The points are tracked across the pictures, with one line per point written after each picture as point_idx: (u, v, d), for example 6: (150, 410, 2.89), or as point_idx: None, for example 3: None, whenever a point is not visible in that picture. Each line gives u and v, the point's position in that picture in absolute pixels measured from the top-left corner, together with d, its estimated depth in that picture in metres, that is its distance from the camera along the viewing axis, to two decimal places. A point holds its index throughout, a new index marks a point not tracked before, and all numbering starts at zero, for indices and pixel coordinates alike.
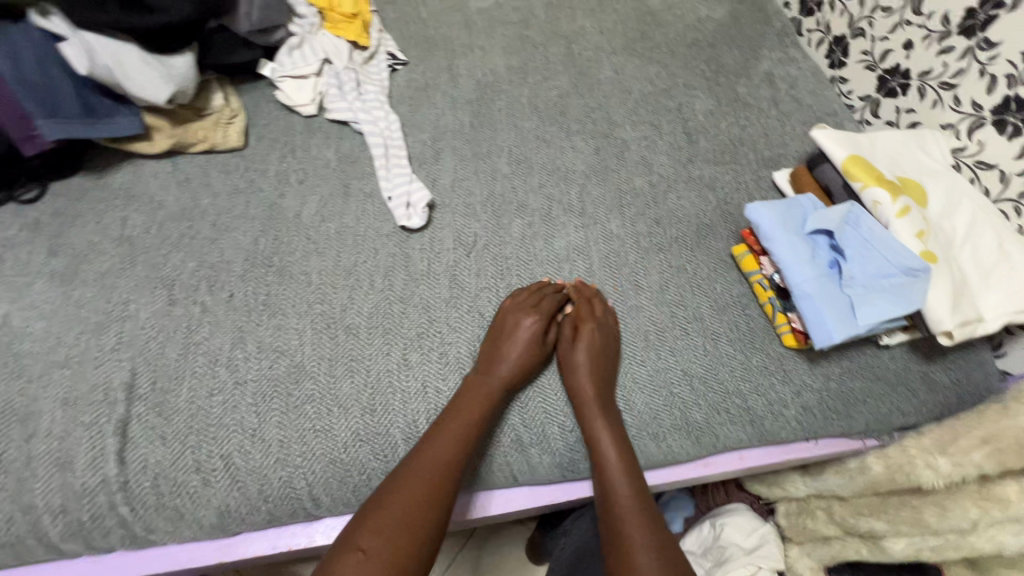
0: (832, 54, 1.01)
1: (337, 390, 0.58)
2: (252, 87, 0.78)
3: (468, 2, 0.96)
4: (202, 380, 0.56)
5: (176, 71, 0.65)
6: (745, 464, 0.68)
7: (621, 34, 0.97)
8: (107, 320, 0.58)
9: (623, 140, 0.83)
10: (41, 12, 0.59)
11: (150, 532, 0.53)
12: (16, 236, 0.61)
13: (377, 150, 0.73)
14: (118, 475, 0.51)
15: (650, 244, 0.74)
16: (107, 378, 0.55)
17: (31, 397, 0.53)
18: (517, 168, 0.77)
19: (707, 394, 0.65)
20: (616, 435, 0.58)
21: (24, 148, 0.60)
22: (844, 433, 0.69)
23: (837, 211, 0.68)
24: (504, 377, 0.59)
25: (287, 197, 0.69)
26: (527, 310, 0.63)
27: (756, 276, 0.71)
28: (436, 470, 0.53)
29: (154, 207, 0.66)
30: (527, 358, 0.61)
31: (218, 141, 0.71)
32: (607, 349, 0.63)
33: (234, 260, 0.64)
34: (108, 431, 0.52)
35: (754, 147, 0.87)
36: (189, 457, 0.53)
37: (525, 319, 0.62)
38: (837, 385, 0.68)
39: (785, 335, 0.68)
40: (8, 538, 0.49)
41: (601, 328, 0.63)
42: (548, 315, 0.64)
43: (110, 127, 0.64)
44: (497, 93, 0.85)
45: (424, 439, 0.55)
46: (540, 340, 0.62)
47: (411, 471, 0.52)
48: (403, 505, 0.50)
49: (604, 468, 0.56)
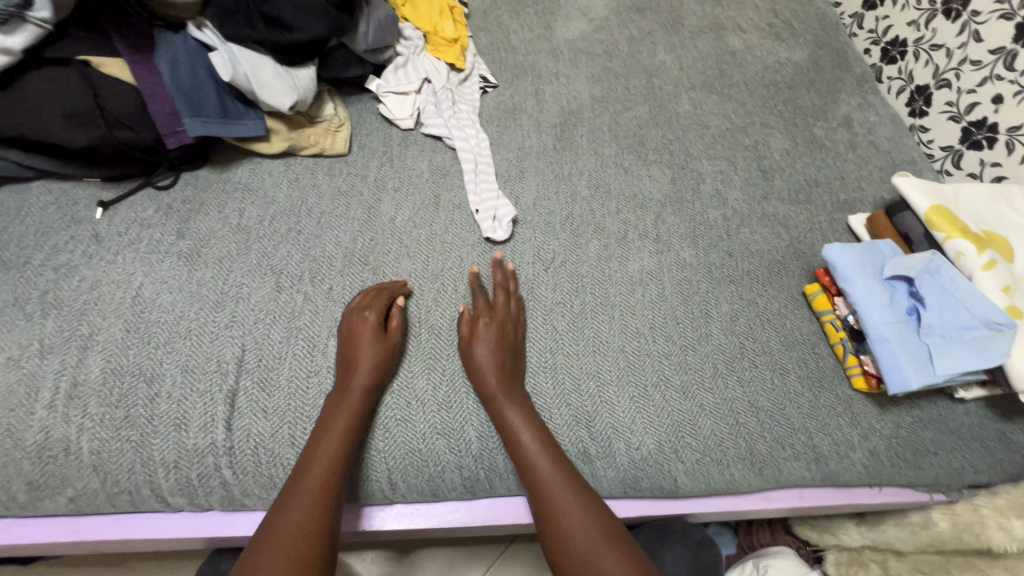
0: (913, 102, 1.01)
1: (417, 384, 0.62)
2: (356, 99, 0.85)
3: (556, 33, 1.01)
4: (301, 362, 0.61)
5: (300, 82, 0.72)
6: (806, 503, 0.68)
7: (701, 71, 1.00)
8: (223, 300, 0.64)
9: (699, 173, 0.86)
10: (198, 25, 0.67)
11: (245, 496, 0.57)
12: (151, 217, 0.68)
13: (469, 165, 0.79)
14: (225, 440, 0.56)
15: (722, 276, 0.76)
16: (220, 351, 0.60)
17: (157, 361, 0.59)
18: (596, 192, 0.81)
19: (774, 428, 0.66)
20: (536, 433, 0.58)
21: (170, 142, 0.67)
22: (912, 484, 0.68)
23: (918, 258, 0.68)
24: (376, 372, 0.59)
25: (384, 202, 0.75)
26: (376, 306, 0.62)
27: (829, 316, 0.71)
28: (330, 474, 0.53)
29: (268, 201, 0.72)
30: (382, 352, 0.60)
31: (327, 147, 0.77)
32: (507, 341, 0.63)
33: (335, 255, 0.69)
34: (219, 399, 0.58)
35: (829, 189, 0.88)
36: (286, 431, 0.57)
37: (363, 322, 0.61)
38: (907, 433, 0.67)
39: (855, 377, 0.68)
40: (128, 486, 0.55)
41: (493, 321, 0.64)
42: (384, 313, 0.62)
43: (239, 128, 0.71)
44: (580, 119, 0.89)
45: (314, 439, 0.55)
46: (384, 333, 0.61)
47: (304, 480, 0.52)
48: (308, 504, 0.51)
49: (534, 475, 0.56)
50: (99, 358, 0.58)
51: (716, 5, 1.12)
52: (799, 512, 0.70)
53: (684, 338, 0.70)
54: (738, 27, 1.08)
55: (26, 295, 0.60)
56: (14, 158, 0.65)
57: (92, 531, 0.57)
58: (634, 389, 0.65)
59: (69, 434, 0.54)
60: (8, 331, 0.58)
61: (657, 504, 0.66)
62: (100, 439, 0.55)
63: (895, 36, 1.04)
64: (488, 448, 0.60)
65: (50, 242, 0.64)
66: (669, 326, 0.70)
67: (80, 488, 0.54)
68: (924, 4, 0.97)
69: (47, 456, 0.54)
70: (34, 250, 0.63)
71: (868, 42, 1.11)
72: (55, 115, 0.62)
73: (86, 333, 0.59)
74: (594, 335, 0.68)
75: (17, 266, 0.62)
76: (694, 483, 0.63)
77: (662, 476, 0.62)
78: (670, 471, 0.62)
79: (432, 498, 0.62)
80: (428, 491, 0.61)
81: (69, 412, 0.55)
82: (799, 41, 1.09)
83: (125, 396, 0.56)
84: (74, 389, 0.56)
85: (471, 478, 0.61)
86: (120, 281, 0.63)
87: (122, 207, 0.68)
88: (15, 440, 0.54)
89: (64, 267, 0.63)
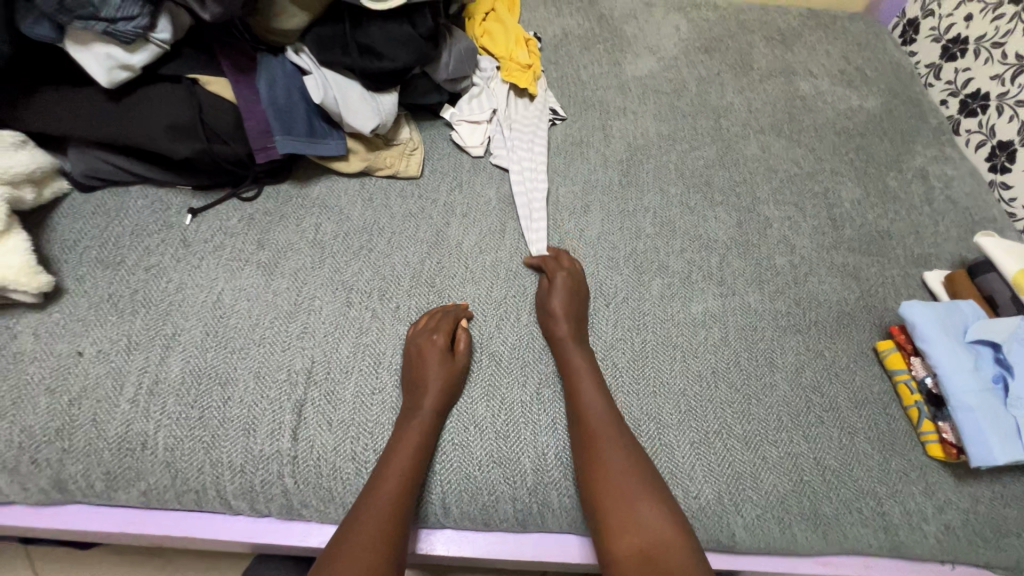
0: (993, 158, 0.97)
1: (475, 408, 0.62)
2: (430, 125, 0.88)
3: (625, 69, 1.02)
4: (366, 378, 0.62)
5: (383, 107, 0.75)
6: (872, 573, 0.64)
7: (770, 114, 0.99)
8: (296, 310, 0.66)
9: (766, 218, 0.84)
10: (295, 50, 0.71)
11: (303, 507, 0.58)
12: (235, 226, 0.72)
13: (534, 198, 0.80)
14: (290, 449, 0.58)
15: (789, 325, 0.74)
16: (291, 360, 0.62)
17: (232, 365, 0.61)
18: (660, 230, 0.80)
19: (841, 490, 0.63)
20: (595, 388, 0.62)
21: (259, 156, 0.71)
22: (990, 565, 0.63)
23: (1005, 324, 0.64)
24: (444, 395, 0.60)
25: (452, 226, 0.77)
26: (443, 331, 0.64)
27: (903, 376, 0.68)
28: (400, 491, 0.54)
29: (342, 217, 0.75)
30: (449, 377, 0.61)
31: (401, 169, 0.80)
32: (579, 294, 0.69)
33: (403, 275, 0.71)
34: (287, 408, 0.59)
35: (903, 243, 0.85)
36: (348, 446, 0.58)
37: (431, 341, 0.62)
38: (987, 510, 0.63)
39: (930, 444, 0.64)
40: (195, 485, 0.57)
41: (566, 281, 0.69)
42: (449, 332, 0.64)
43: (322, 147, 0.74)
44: (646, 156, 0.89)
45: (384, 457, 0.56)
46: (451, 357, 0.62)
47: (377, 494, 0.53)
48: (380, 516, 0.52)
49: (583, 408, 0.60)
50: (180, 357, 0.60)
51: (786, 49, 1.11)
52: None
53: (747, 386, 0.68)
54: (808, 72, 1.08)
55: (118, 293, 0.64)
56: (119, 164, 0.69)
57: (155, 525, 0.58)
58: (694, 435, 0.63)
59: (147, 429, 0.57)
60: (99, 326, 0.61)
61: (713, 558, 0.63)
62: (175, 436, 0.57)
63: (976, 89, 1.02)
64: (542, 481, 0.60)
65: (142, 244, 0.68)
66: (732, 372, 0.69)
67: (151, 483, 0.56)
68: (1010, 58, 0.94)
69: (126, 448, 0.56)
70: (127, 250, 0.67)
71: (946, 93, 1.09)
72: (162, 127, 0.66)
73: (169, 332, 0.62)
74: (654, 375, 0.67)
75: (112, 264, 0.66)
76: (753, 540, 0.60)
77: (720, 529, 0.60)
78: (728, 524, 0.60)
79: (482, 527, 0.61)
80: (479, 520, 0.60)
81: (149, 407, 0.57)
82: (872, 89, 1.07)
83: (201, 396, 0.59)
84: (155, 386, 0.58)
85: (522, 511, 0.60)
86: (203, 285, 0.66)
87: (209, 215, 0.72)
88: (98, 431, 0.56)
89: (153, 268, 0.66)
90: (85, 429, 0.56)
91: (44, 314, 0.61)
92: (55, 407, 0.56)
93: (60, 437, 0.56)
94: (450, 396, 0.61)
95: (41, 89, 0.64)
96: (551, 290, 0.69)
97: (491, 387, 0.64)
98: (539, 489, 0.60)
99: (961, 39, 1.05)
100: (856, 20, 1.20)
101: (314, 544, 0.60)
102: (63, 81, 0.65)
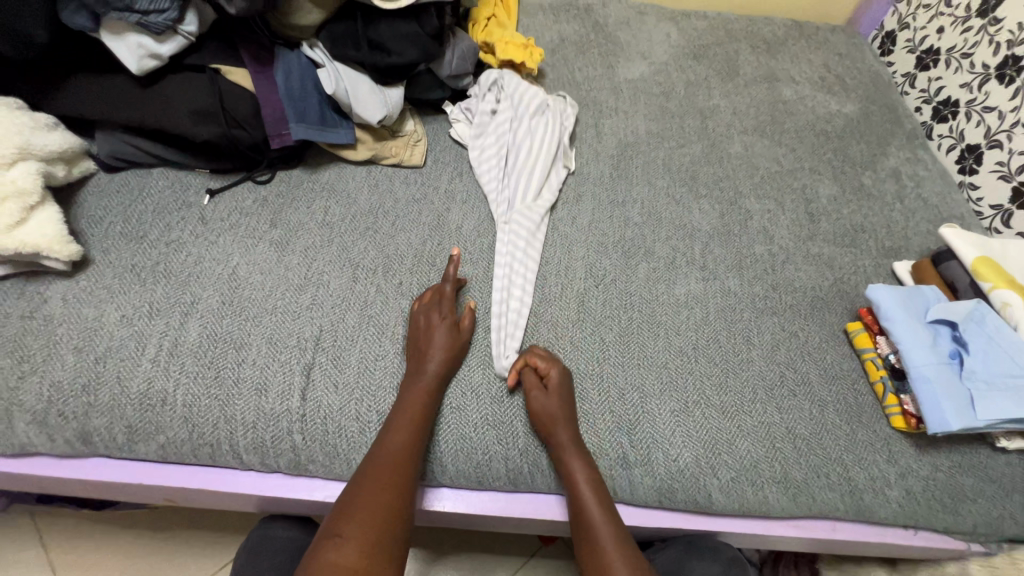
0: (962, 160, 1.03)
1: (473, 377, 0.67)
2: (433, 118, 0.94)
3: (618, 72, 1.08)
4: (370, 345, 0.67)
5: (390, 100, 0.81)
6: (839, 535, 0.68)
7: (753, 116, 1.05)
8: (306, 284, 0.70)
9: (747, 210, 0.90)
10: (310, 45, 0.77)
11: (309, 462, 0.62)
12: (249, 207, 0.76)
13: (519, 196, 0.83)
14: (299, 408, 0.62)
15: (766, 307, 0.79)
16: (301, 328, 0.67)
17: (246, 331, 0.66)
18: (648, 219, 0.86)
19: (811, 456, 0.67)
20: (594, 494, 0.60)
21: (274, 142, 0.76)
22: (949, 529, 0.68)
23: (962, 306, 0.70)
24: (445, 362, 0.64)
25: (452, 211, 0.82)
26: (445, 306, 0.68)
27: (869, 354, 0.73)
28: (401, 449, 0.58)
29: (350, 201, 0.80)
30: (449, 347, 0.65)
31: (405, 158, 0.85)
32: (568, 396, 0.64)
33: (406, 254, 0.76)
34: (297, 371, 0.64)
35: (875, 236, 0.90)
36: (353, 406, 0.63)
37: (438, 316, 0.67)
38: (945, 477, 0.68)
39: (894, 416, 0.69)
40: (211, 439, 0.61)
41: (555, 383, 0.64)
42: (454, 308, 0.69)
43: (332, 135, 0.79)
44: (635, 152, 0.94)
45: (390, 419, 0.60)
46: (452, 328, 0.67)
47: (380, 452, 0.58)
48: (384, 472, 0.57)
49: (585, 517, 0.59)
50: (198, 323, 0.65)
51: (770, 57, 1.18)
52: (831, 545, 0.71)
53: (725, 361, 0.73)
54: (791, 79, 1.14)
55: (141, 263, 0.68)
56: (143, 147, 0.74)
57: (171, 478, 0.63)
58: (675, 404, 0.68)
59: (167, 386, 0.61)
60: (123, 293, 0.66)
61: (692, 519, 0.68)
62: (193, 393, 0.61)
63: (947, 96, 1.08)
64: (533, 443, 0.64)
65: (163, 220, 0.73)
66: (712, 349, 0.73)
67: (170, 437, 0.61)
68: (977, 68, 1.01)
69: (147, 404, 0.61)
70: (149, 226, 0.72)
71: (920, 100, 1.15)
72: (186, 112, 0.71)
73: (188, 300, 0.67)
74: (638, 349, 0.72)
75: (135, 238, 0.70)
76: (728, 500, 0.65)
77: (697, 490, 0.65)
78: (705, 485, 0.65)
79: (476, 485, 0.66)
80: (474, 478, 0.65)
81: (169, 367, 0.62)
82: (851, 95, 1.14)
83: (217, 358, 0.63)
84: (175, 348, 0.63)
85: (513, 471, 0.64)
86: (220, 259, 0.71)
87: (226, 196, 0.77)
88: (122, 387, 0.61)
89: (174, 243, 0.71)
90: (109, 385, 0.61)
91: (72, 282, 0.66)
92: (82, 365, 0.61)
93: (86, 392, 0.60)
94: (452, 367, 0.66)
95: (75, 75, 0.70)
96: (543, 395, 0.63)
97: (488, 359, 0.68)
98: (529, 450, 0.64)
99: (933, 50, 1.12)
100: (837, 31, 1.27)
101: (319, 498, 0.64)
102: (96, 68, 0.70)
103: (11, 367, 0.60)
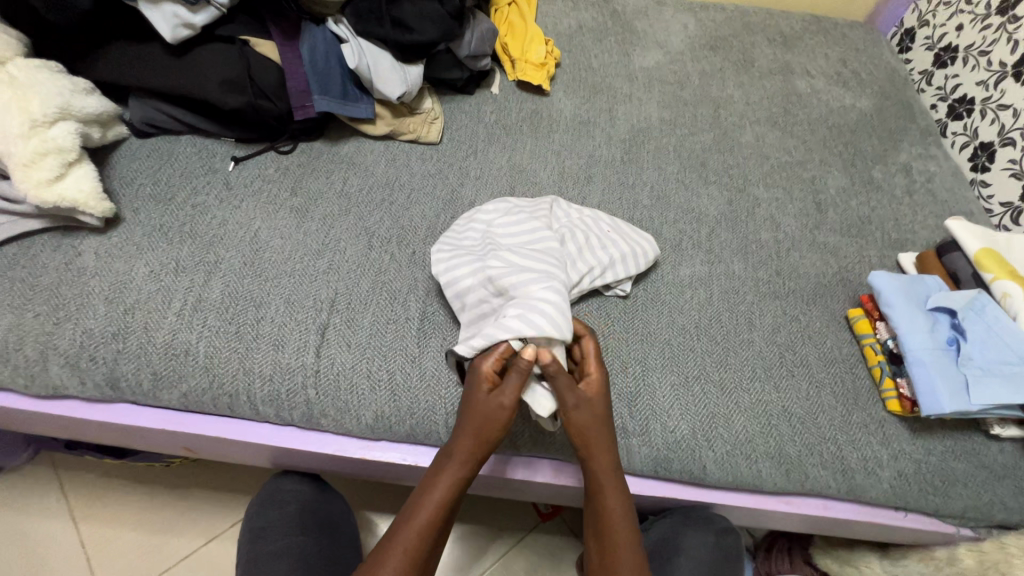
0: (975, 158, 1.03)
1: None
2: (451, 97, 0.96)
3: (634, 60, 1.09)
4: (383, 310, 0.70)
5: (410, 77, 0.83)
6: (829, 514, 0.70)
7: (766, 107, 1.06)
8: (323, 250, 0.73)
9: (755, 198, 0.91)
10: (336, 22, 0.80)
11: (322, 416, 0.65)
12: (271, 175, 0.80)
13: (557, 233, 0.75)
14: (314, 364, 0.65)
15: (768, 291, 0.80)
16: (317, 290, 0.70)
17: (265, 291, 0.69)
18: (656, 203, 0.88)
19: (805, 433, 0.69)
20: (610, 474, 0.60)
21: (296, 113, 0.78)
22: (939, 511, 0.70)
23: (963, 295, 0.71)
24: (482, 439, 0.58)
25: (466, 187, 0.84)
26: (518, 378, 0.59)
27: (868, 339, 0.75)
28: (433, 518, 0.57)
29: (367, 173, 0.83)
30: (490, 421, 0.58)
31: (422, 135, 0.88)
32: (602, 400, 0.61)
33: (420, 226, 0.79)
34: (312, 329, 0.67)
35: (882, 228, 0.91)
36: (365, 365, 0.66)
37: (483, 393, 0.59)
38: (938, 461, 0.69)
39: (889, 400, 0.71)
40: (229, 389, 0.64)
41: (601, 387, 0.62)
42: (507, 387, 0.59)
43: (353, 110, 0.82)
44: (647, 138, 0.96)
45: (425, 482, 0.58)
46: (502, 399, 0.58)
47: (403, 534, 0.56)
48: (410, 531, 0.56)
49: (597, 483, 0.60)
50: (220, 282, 0.68)
51: (787, 51, 1.18)
52: (821, 523, 0.73)
53: (726, 340, 0.75)
54: (806, 72, 1.15)
55: (168, 223, 0.72)
56: (172, 113, 0.78)
57: (191, 426, 0.66)
58: (674, 378, 0.70)
59: (190, 338, 0.65)
60: (151, 250, 0.69)
61: (682, 490, 0.70)
62: (215, 345, 0.65)
63: (963, 94, 1.08)
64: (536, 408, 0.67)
65: (189, 185, 0.76)
66: (713, 328, 0.76)
67: (191, 385, 0.64)
68: (994, 65, 1.01)
69: (172, 353, 0.64)
70: (176, 189, 0.75)
71: (936, 98, 1.15)
72: (214, 82, 0.74)
73: (211, 260, 0.70)
74: (641, 325, 0.74)
75: (163, 199, 0.74)
76: (721, 473, 0.67)
77: (692, 461, 0.67)
78: (700, 456, 0.67)
79: None
80: None
81: (193, 320, 0.65)
82: (866, 90, 1.14)
83: (237, 315, 0.66)
84: (198, 304, 0.66)
85: (514, 433, 0.67)
86: (242, 223, 0.74)
87: (249, 163, 0.80)
88: (148, 337, 0.64)
89: (199, 205, 0.74)
90: (137, 335, 0.64)
91: (104, 237, 0.69)
92: (112, 315, 0.65)
93: (116, 339, 0.64)
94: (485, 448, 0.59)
95: (113, 42, 0.73)
96: (585, 406, 0.60)
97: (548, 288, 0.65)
98: (529, 418, 0.66)
99: (952, 47, 1.11)
100: (855, 27, 1.27)
101: (329, 451, 0.67)
102: (131, 36, 0.74)
103: (47, 314, 0.64)
